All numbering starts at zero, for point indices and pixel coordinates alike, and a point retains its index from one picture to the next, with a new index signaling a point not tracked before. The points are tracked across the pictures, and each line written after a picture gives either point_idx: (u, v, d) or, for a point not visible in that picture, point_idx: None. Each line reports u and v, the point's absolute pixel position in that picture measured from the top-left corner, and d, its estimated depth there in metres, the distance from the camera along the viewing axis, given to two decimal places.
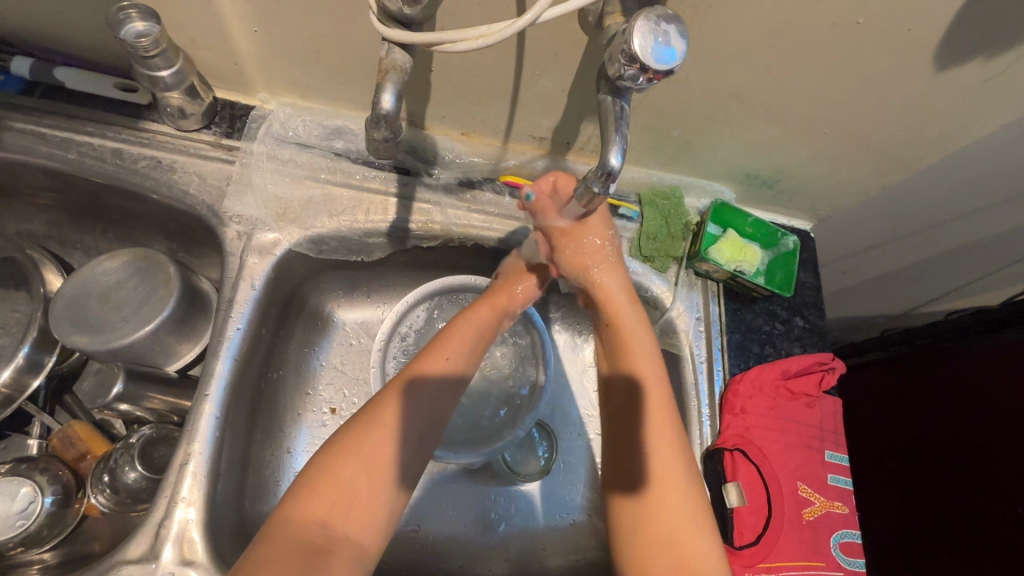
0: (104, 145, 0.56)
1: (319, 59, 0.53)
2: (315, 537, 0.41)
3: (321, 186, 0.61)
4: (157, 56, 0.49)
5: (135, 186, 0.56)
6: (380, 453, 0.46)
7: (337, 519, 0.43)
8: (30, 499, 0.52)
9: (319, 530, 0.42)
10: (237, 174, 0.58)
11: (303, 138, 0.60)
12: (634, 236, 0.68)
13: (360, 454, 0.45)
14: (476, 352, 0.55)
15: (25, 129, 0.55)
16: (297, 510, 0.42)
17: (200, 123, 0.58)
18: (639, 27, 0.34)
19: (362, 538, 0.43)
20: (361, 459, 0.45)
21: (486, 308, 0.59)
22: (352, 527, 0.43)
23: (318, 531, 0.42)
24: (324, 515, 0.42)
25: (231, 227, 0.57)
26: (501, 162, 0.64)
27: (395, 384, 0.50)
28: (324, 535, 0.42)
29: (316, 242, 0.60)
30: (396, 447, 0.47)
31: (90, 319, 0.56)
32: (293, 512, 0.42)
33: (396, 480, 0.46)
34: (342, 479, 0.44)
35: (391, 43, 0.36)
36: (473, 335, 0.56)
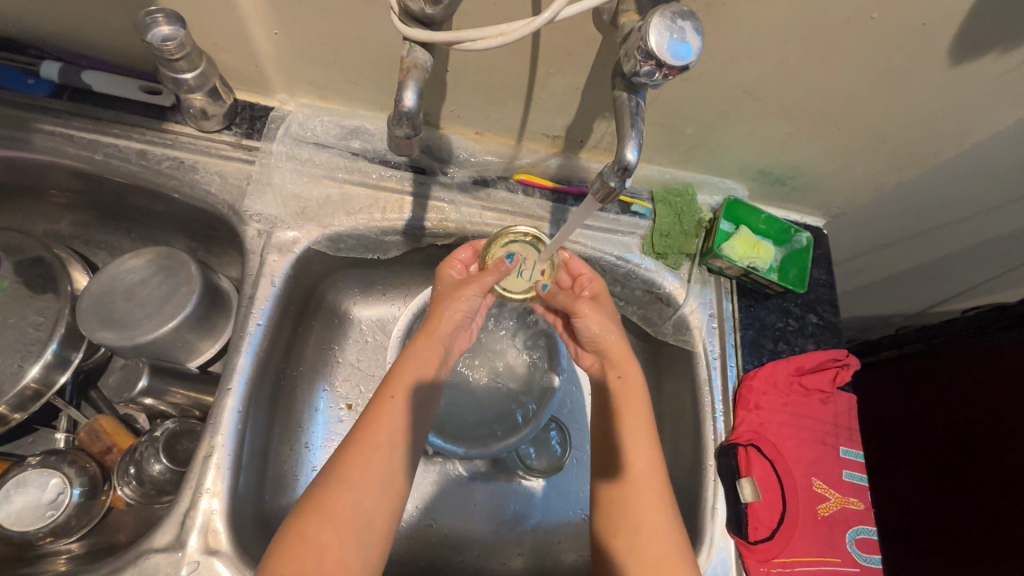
0: (129, 147, 0.58)
1: (338, 60, 0.54)
2: None
3: (338, 185, 0.62)
4: (182, 58, 0.50)
5: (159, 185, 0.58)
6: (349, 507, 0.47)
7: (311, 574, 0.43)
8: (59, 490, 0.53)
9: None
10: (257, 173, 0.60)
11: (320, 138, 0.61)
12: (647, 233, 0.69)
13: (330, 510, 0.46)
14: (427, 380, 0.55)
15: (53, 131, 0.57)
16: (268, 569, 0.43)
17: (221, 124, 0.59)
18: (655, 24, 0.35)
19: None
20: (330, 516, 0.46)
21: (429, 336, 0.57)
22: None
23: None
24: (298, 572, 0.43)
25: (252, 225, 0.59)
26: (515, 160, 0.65)
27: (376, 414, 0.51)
28: None
29: (334, 240, 0.61)
30: (364, 500, 0.48)
31: (116, 315, 0.58)
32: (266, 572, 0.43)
33: (366, 530, 0.47)
34: (310, 535, 0.45)
35: (412, 42, 0.37)
36: (419, 368, 0.55)
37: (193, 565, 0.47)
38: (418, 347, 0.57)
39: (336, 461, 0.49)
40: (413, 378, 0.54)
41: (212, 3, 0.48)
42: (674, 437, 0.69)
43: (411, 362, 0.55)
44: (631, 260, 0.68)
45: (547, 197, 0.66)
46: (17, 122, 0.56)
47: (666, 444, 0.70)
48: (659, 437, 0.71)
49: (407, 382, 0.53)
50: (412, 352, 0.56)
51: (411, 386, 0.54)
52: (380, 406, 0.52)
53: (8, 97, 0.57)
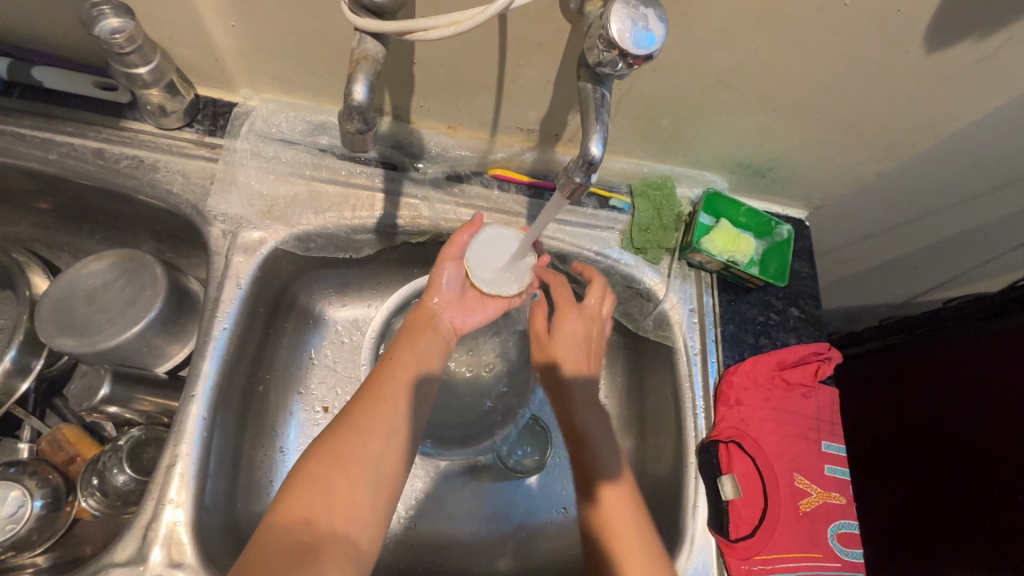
0: (84, 146, 0.55)
1: (299, 53, 0.52)
2: (301, 534, 0.41)
3: (306, 183, 0.60)
4: (133, 52, 0.48)
5: (118, 185, 0.56)
6: (358, 451, 0.46)
7: (320, 515, 0.42)
8: (19, 503, 0.51)
9: (303, 528, 0.41)
10: (221, 172, 0.57)
11: (286, 134, 0.60)
12: (626, 228, 0.68)
13: (340, 450, 0.45)
14: (423, 348, 0.56)
15: (5, 130, 0.54)
16: (276, 515, 0.42)
17: (181, 122, 0.57)
18: (616, 11, 0.33)
19: (349, 532, 0.43)
20: (339, 458, 0.45)
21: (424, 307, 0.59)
22: (338, 523, 0.43)
23: (303, 530, 0.41)
24: (307, 513, 0.42)
25: (216, 225, 0.57)
26: (489, 154, 0.64)
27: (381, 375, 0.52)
28: (309, 531, 0.41)
29: (303, 239, 0.59)
30: (373, 442, 0.47)
31: (77, 321, 0.56)
32: (273, 519, 0.42)
33: (377, 472, 0.46)
34: (319, 474, 0.44)
35: (362, 33, 0.35)
36: (411, 339, 0.56)
37: None
38: (413, 323, 0.58)
39: (342, 415, 0.49)
40: (405, 349, 0.55)
41: None
42: (657, 434, 0.68)
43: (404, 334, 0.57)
44: (610, 255, 0.67)
45: (522, 192, 0.64)
46: None
47: (648, 442, 0.69)
48: (642, 435, 0.70)
49: (405, 347, 0.55)
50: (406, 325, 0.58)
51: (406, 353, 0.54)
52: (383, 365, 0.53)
53: None
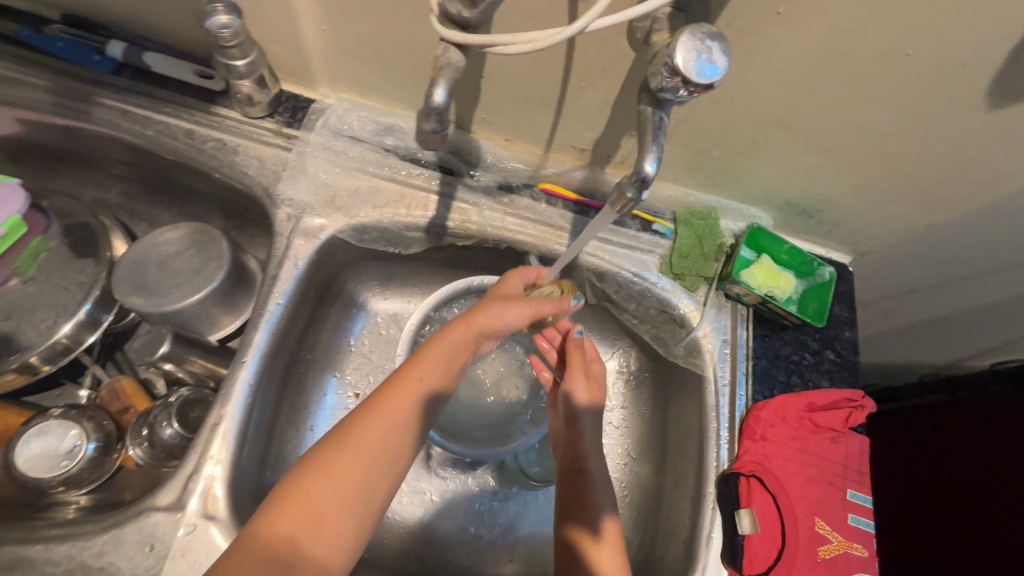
0: (177, 125, 0.61)
1: (380, 59, 0.56)
2: (284, 554, 0.42)
3: (368, 178, 0.64)
4: (234, 46, 0.53)
5: (201, 164, 0.61)
6: (351, 475, 0.47)
7: (305, 538, 0.44)
8: (77, 442, 0.56)
9: (288, 548, 0.43)
10: (293, 161, 0.62)
11: (356, 132, 0.64)
12: (666, 253, 0.69)
13: (334, 474, 0.46)
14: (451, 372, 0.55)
15: (111, 105, 0.60)
16: (264, 527, 0.43)
17: (265, 112, 0.62)
18: (683, 42, 0.35)
19: (327, 558, 0.44)
20: (331, 480, 0.46)
21: (466, 326, 0.56)
22: (319, 547, 0.44)
23: (286, 551, 0.43)
24: (293, 533, 0.43)
25: (283, 209, 0.61)
26: (541, 169, 0.66)
27: (396, 391, 0.51)
28: (292, 552, 0.43)
29: (359, 231, 0.63)
30: (368, 467, 0.48)
31: (147, 282, 0.61)
32: (261, 529, 0.43)
33: (367, 496, 0.47)
34: (312, 496, 0.45)
35: (447, 43, 0.38)
36: (444, 356, 0.55)
37: (191, 528, 0.48)
38: (456, 332, 0.56)
39: (346, 426, 0.49)
40: (434, 369, 0.53)
41: None
42: (677, 461, 0.67)
43: (445, 348, 0.55)
44: (647, 278, 0.68)
45: (569, 208, 0.66)
46: (81, 95, 0.60)
47: (667, 469, 0.69)
48: (661, 460, 0.70)
49: (433, 366, 0.54)
50: (436, 338, 0.55)
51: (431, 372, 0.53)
52: (403, 377, 0.52)
53: (75, 70, 0.60)
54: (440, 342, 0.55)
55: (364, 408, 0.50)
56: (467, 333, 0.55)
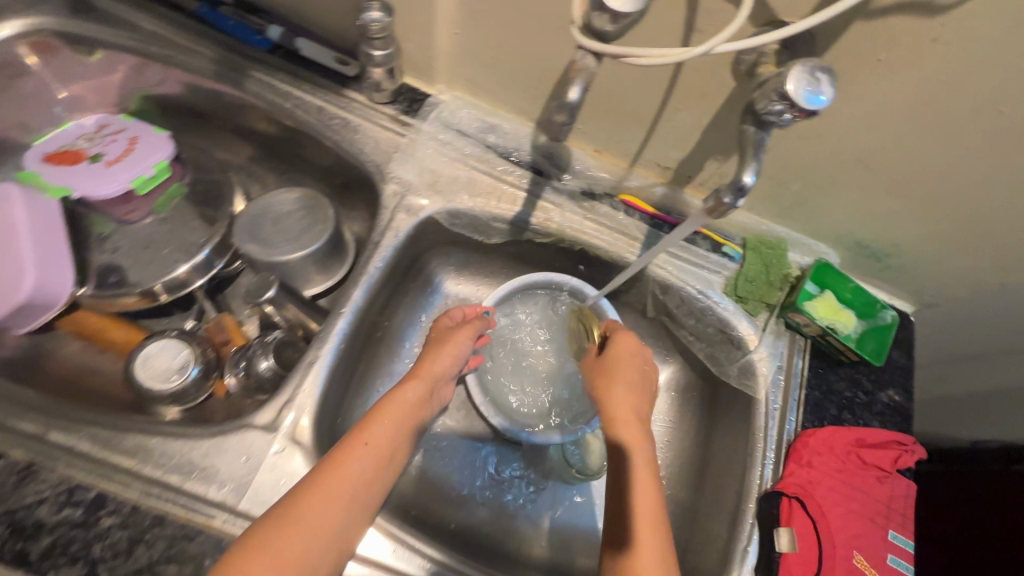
0: (311, 101, 0.69)
1: (500, 64, 0.63)
2: None
3: (467, 169, 0.70)
4: (380, 38, 0.60)
5: (325, 137, 0.69)
6: (295, 551, 0.45)
7: None
8: (185, 363, 0.63)
9: None
10: (404, 145, 0.69)
11: (462, 126, 0.70)
12: (732, 276, 0.72)
13: (276, 555, 0.44)
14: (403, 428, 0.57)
15: (261, 79, 0.68)
16: None
17: (388, 99, 0.69)
18: (794, 74, 0.40)
19: None
20: (273, 559, 0.43)
21: (423, 378, 0.62)
22: None
23: None
24: None
25: (390, 185, 0.68)
26: (624, 181, 0.71)
27: (346, 457, 0.51)
28: None
29: (452, 215, 0.69)
30: (312, 545, 0.46)
31: (261, 234, 0.69)
32: None
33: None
34: None
35: (585, 51, 0.43)
36: (398, 414, 0.57)
37: (281, 448, 0.53)
38: (408, 385, 0.61)
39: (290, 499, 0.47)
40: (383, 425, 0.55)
41: (416, 2, 0.59)
42: (719, 476, 0.70)
43: (390, 411, 0.57)
44: (711, 296, 0.71)
45: (645, 221, 0.71)
46: (236, 66, 0.68)
47: (707, 484, 0.71)
48: (702, 475, 0.72)
49: (385, 426, 0.55)
50: (390, 397, 0.59)
51: (400, 415, 0.57)
52: (351, 444, 0.52)
53: (233, 45, 0.68)
54: (384, 408, 0.57)
55: (311, 477, 0.49)
56: (418, 384, 0.61)
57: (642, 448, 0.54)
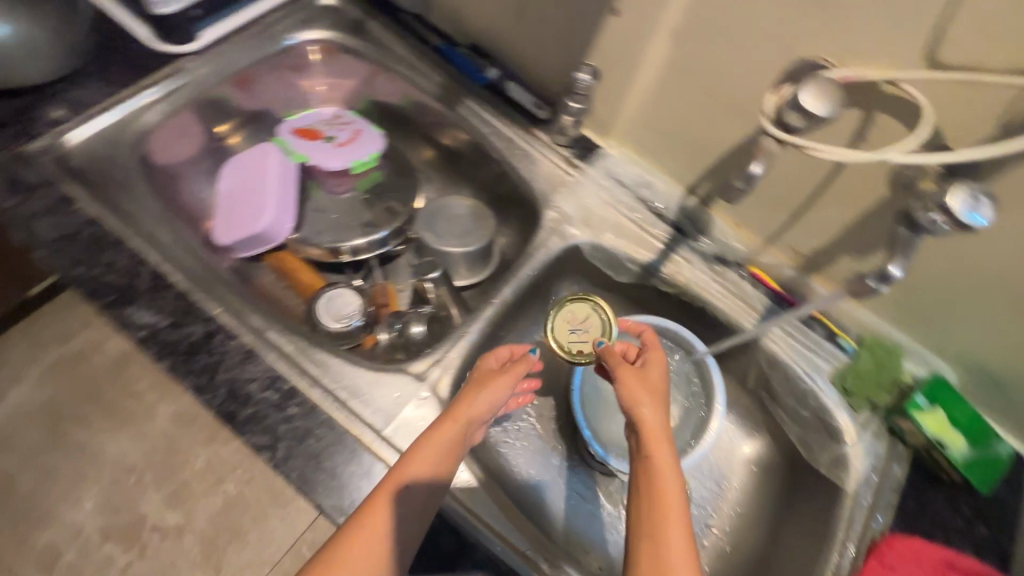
0: (505, 131, 0.83)
1: (674, 133, 0.73)
2: None
3: (618, 214, 0.80)
4: (582, 95, 0.73)
5: (508, 162, 0.82)
6: None
7: None
8: (354, 313, 0.75)
9: None
10: (571, 182, 0.81)
11: (623, 177, 0.81)
12: (842, 367, 0.75)
13: None
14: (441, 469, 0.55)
15: (473, 106, 0.83)
16: None
17: (567, 143, 0.82)
18: (956, 195, 0.47)
19: None
20: None
21: (457, 422, 0.57)
22: None
23: None
24: None
25: (551, 212, 0.79)
26: (756, 255, 0.78)
27: (382, 502, 0.51)
28: None
29: (595, 248, 0.79)
30: None
31: (435, 228, 0.84)
32: None
33: None
34: None
35: (771, 138, 0.52)
36: (434, 451, 0.55)
37: (427, 395, 0.64)
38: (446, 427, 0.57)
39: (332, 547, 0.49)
40: (423, 465, 0.54)
41: (621, 72, 0.71)
42: (791, 556, 0.71)
43: (429, 447, 0.55)
44: (815, 381, 0.75)
45: (768, 296, 0.77)
46: (456, 93, 0.84)
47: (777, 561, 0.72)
48: (773, 551, 0.74)
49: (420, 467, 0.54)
50: (423, 441, 0.55)
51: (432, 459, 0.54)
52: (387, 489, 0.52)
53: (459, 76, 0.84)
54: (425, 445, 0.55)
55: (351, 525, 0.50)
56: (455, 426, 0.57)
57: (662, 455, 0.53)
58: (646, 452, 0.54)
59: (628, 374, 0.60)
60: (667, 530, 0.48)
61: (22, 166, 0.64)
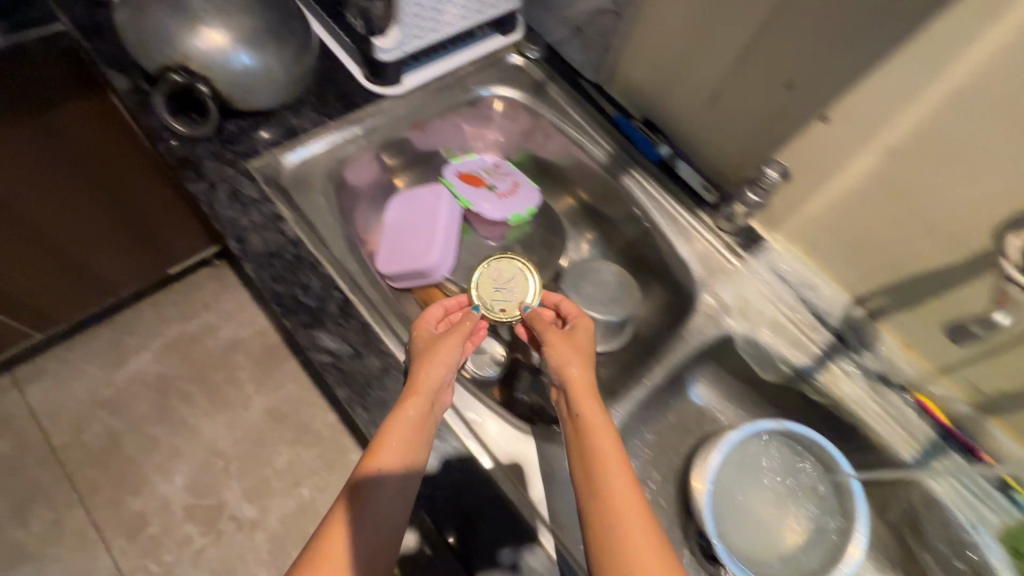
0: (669, 209, 0.83)
1: (858, 243, 0.70)
2: None
3: (776, 311, 0.78)
4: (763, 189, 0.72)
5: (668, 240, 0.82)
6: None
7: None
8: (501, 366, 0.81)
9: None
10: (731, 270, 0.80)
11: (785, 275, 0.79)
12: (1014, 526, 0.67)
13: None
14: (410, 457, 0.53)
15: (639, 179, 0.85)
16: None
17: (731, 230, 0.81)
18: None
19: None
20: None
21: (421, 395, 0.56)
22: None
23: None
24: None
25: (707, 297, 0.78)
26: (925, 383, 0.72)
27: (342, 512, 0.50)
28: None
29: (748, 342, 0.77)
30: None
31: (581, 291, 0.84)
32: None
33: None
34: None
35: None
36: (403, 440, 0.54)
37: None
38: (410, 405, 0.56)
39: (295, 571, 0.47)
40: (390, 459, 0.52)
41: (813, 175, 0.70)
42: None
43: (398, 435, 0.54)
44: (980, 535, 0.68)
45: (935, 429, 0.71)
46: (625, 164, 0.86)
47: None
48: None
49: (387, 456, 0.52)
50: (392, 419, 0.55)
51: (398, 454, 0.53)
52: (351, 488, 0.51)
53: (630, 149, 0.86)
54: (392, 432, 0.54)
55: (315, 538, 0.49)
56: (418, 402, 0.56)
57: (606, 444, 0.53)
58: (574, 412, 0.56)
59: (561, 344, 0.62)
60: (634, 540, 0.46)
61: (243, 181, 0.70)
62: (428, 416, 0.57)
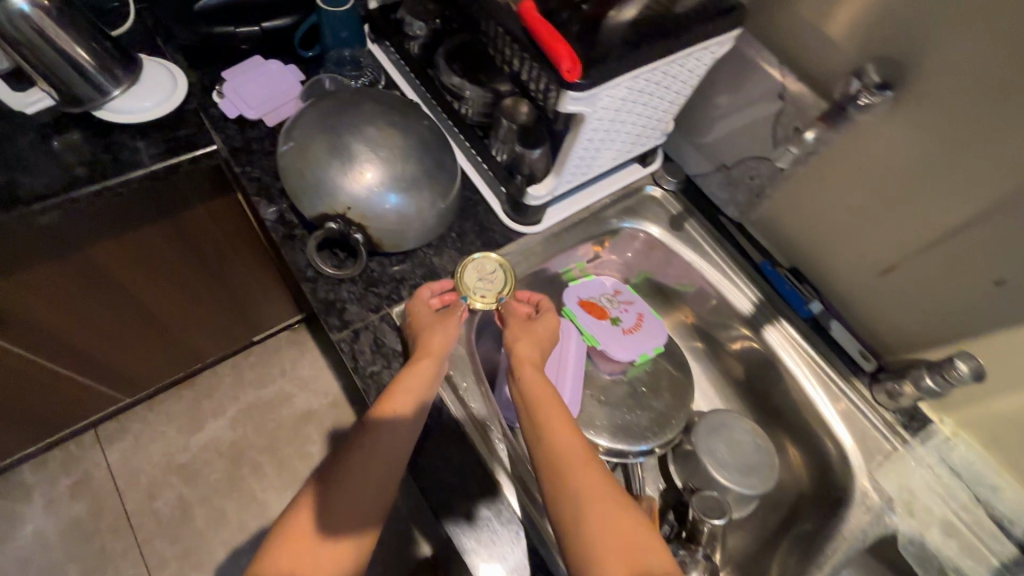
0: (823, 372, 0.76)
1: None
2: None
3: (948, 509, 0.69)
4: (947, 380, 0.65)
5: (820, 409, 0.75)
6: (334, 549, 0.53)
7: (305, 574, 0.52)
8: None
9: None
10: (895, 454, 0.72)
11: (958, 467, 0.71)
12: None
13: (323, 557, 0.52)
14: (420, 397, 0.60)
15: (790, 332, 0.79)
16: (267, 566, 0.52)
17: (894, 408, 0.73)
18: None
19: None
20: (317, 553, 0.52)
21: (434, 357, 0.63)
22: None
23: None
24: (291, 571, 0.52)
25: (867, 485, 0.70)
26: None
27: (365, 451, 0.57)
28: None
29: (915, 543, 0.68)
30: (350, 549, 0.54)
31: (715, 451, 0.77)
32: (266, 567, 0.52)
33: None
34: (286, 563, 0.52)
35: None
36: (418, 388, 0.61)
37: None
38: (422, 366, 0.62)
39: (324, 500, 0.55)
40: (401, 402, 0.59)
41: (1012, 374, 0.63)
42: None
43: (409, 379, 0.61)
44: None
45: None
46: (772, 316, 0.80)
47: None
48: None
49: (400, 403, 0.59)
50: (406, 375, 0.61)
51: (410, 401, 0.59)
52: (372, 433, 0.58)
53: (777, 300, 0.80)
54: (405, 377, 0.61)
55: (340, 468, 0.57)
56: (432, 363, 0.62)
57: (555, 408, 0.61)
58: (517, 377, 0.65)
59: (518, 327, 0.69)
60: (596, 495, 0.54)
61: (388, 331, 0.68)
62: (436, 372, 0.63)
